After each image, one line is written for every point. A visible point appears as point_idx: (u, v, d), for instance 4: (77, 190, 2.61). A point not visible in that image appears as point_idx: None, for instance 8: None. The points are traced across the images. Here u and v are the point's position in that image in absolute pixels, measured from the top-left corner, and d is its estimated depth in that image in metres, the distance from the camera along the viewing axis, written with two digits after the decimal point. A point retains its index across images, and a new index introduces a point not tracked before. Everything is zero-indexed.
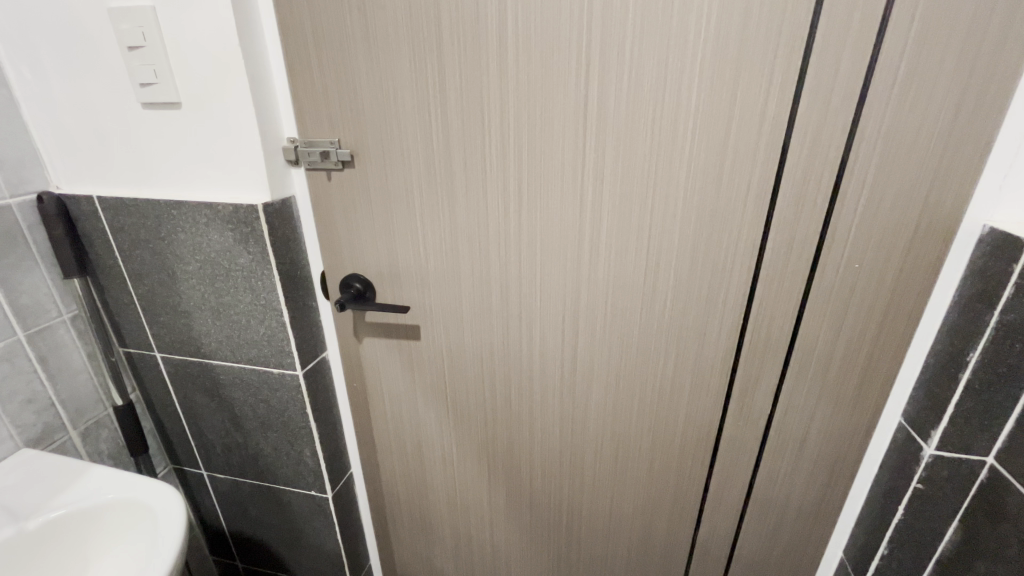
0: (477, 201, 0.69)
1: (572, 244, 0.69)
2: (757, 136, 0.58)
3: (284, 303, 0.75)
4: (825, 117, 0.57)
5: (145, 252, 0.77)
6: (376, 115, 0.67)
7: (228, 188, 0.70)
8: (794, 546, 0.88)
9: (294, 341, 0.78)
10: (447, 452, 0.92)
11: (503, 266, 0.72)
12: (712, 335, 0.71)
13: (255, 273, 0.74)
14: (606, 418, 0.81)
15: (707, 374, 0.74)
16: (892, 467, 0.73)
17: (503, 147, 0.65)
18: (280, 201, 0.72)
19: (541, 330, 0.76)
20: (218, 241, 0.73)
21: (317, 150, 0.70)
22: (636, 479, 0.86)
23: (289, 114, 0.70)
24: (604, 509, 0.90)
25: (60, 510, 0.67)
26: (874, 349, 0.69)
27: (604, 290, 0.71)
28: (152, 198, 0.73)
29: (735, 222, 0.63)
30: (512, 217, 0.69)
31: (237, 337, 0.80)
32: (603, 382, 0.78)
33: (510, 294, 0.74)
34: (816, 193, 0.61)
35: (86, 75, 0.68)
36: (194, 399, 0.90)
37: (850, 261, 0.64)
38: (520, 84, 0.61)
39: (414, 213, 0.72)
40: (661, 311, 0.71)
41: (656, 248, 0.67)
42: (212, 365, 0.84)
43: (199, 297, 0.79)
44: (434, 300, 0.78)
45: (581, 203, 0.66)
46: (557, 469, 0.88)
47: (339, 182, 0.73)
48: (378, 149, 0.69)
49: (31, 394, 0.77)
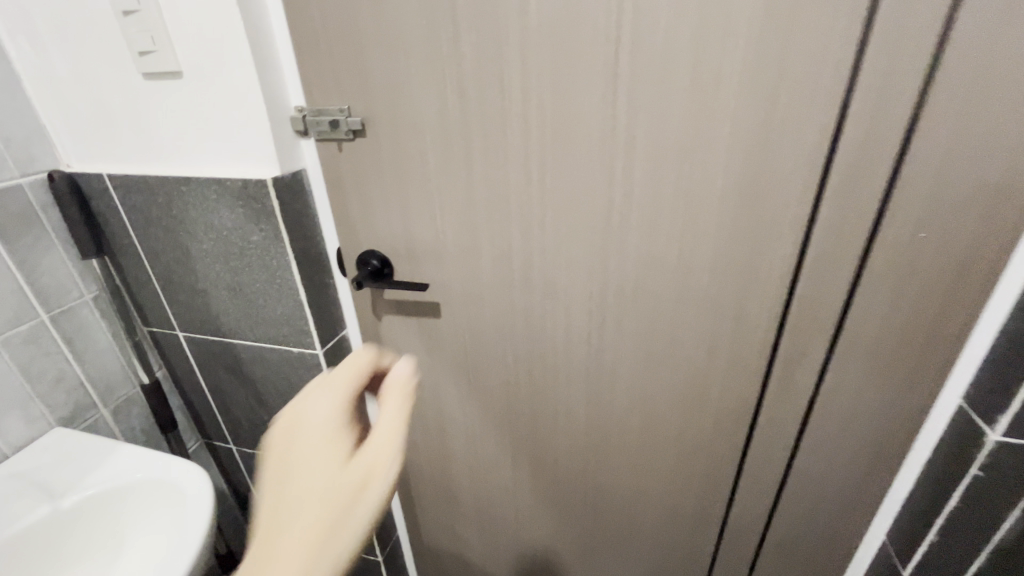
0: (497, 171, 0.64)
1: (600, 216, 0.64)
2: (813, 90, 0.51)
3: (300, 281, 0.73)
4: (896, 64, 0.49)
5: (158, 230, 0.76)
6: (387, 80, 0.62)
7: (236, 161, 0.67)
8: (834, 534, 0.83)
9: (312, 319, 0.76)
10: (470, 428, 0.91)
11: (525, 238, 0.68)
12: (752, 312, 0.66)
13: (270, 251, 0.71)
14: (634, 397, 0.78)
15: (744, 353, 0.69)
16: (947, 453, 0.68)
17: (525, 111, 0.60)
18: (290, 175, 0.68)
19: (565, 305, 0.73)
20: (229, 218, 0.70)
21: (326, 119, 0.66)
22: (665, 457, 0.83)
23: (295, 82, 0.65)
24: (630, 486, 0.88)
25: (90, 490, 0.68)
26: (935, 327, 0.62)
27: (633, 264, 0.66)
28: (160, 174, 0.71)
29: (782, 189, 0.57)
30: (535, 190, 0.64)
31: (255, 315, 0.79)
32: (631, 360, 0.75)
33: (533, 269, 0.71)
34: (880, 152, 0.53)
35: (84, 44, 0.64)
36: (219, 376, 0.90)
37: (914, 231, 0.57)
38: (543, 40, 0.55)
39: (431, 187, 0.68)
40: (695, 287, 0.66)
41: (692, 218, 0.61)
42: (233, 342, 0.84)
43: (214, 275, 0.77)
44: (453, 277, 0.75)
45: (611, 172, 0.61)
46: (583, 445, 0.86)
47: (351, 154, 0.69)
48: (389, 117, 0.64)
49: (60, 373, 0.78)
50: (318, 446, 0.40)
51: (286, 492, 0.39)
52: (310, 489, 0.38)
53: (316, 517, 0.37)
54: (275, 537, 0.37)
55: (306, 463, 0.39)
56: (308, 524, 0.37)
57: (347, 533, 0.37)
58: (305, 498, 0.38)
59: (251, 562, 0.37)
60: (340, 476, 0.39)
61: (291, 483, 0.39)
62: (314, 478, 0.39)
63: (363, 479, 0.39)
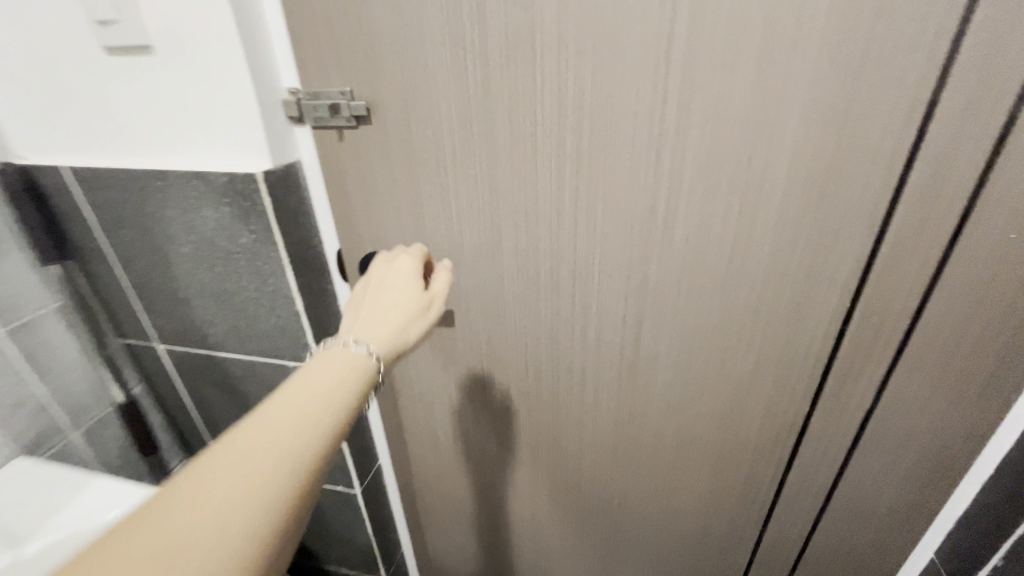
0: (524, 164, 0.56)
1: (643, 215, 0.57)
2: (901, 70, 0.44)
3: (297, 288, 0.65)
4: (1004, 39, 0.42)
5: (130, 231, 0.66)
6: (397, 57, 0.53)
7: (221, 152, 0.58)
8: (877, 552, 0.78)
9: (311, 330, 0.68)
10: (485, 443, 0.84)
11: (554, 239, 0.61)
12: (808, 321, 0.59)
13: (262, 254, 0.62)
14: (670, 411, 0.72)
15: (795, 365, 0.63)
16: (1015, 469, 0.63)
17: (559, 95, 0.52)
18: (284, 168, 0.60)
19: (597, 313, 0.65)
20: (213, 217, 0.61)
21: (324, 103, 0.57)
22: (699, 474, 0.77)
23: (287, 59, 0.56)
24: (659, 503, 0.82)
25: (54, 534, 0.60)
26: (1012, 338, 0.56)
27: (677, 267, 0.59)
28: (131, 166, 0.61)
29: (854, 185, 0.50)
30: (568, 186, 0.57)
31: (245, 326, 0.70)
32: (668, 372, 0.68)
33: (562, 274, 0.63)
34: (973, 143, 0.46)
35: (32, 12, 0.54)
36: (205, 392, 0.81)
37: (1003, 233, 0.50)
38: (584, 11, 0.47)
39: (447, 182, 0.60)
40: (745, 293, 0.59)
41: (748, 218, 0.54)
42: (220, 356, 0.75)
43: (197, 282, 0.68)
44: (471, 282, 0.67)
45: (658, 166, 0.53)
46: (611, 460, 0.80)
47: (353, 143, 0.60)
48: (400, 101, 0.56)
49: (21, 396, 0.70)
50: (405, 278, 0.53)
51: (374, 303, 0.50)
52: (399, 304, 0.50)
53: (392, 316, 0.49)
54: (363, 325, 0.47)
55: (394, 289, 0.52)
56: (386, 322, 0.48)
57: (410, 336, 0.49)
58: (391, 305, 0.50)
59: (340, 339, 0.45)
60: (415, 300, 0.52)
61: (382, 293, 0.52)
62: (401, 296, 0.51)
63: (422, 302, 0.52)
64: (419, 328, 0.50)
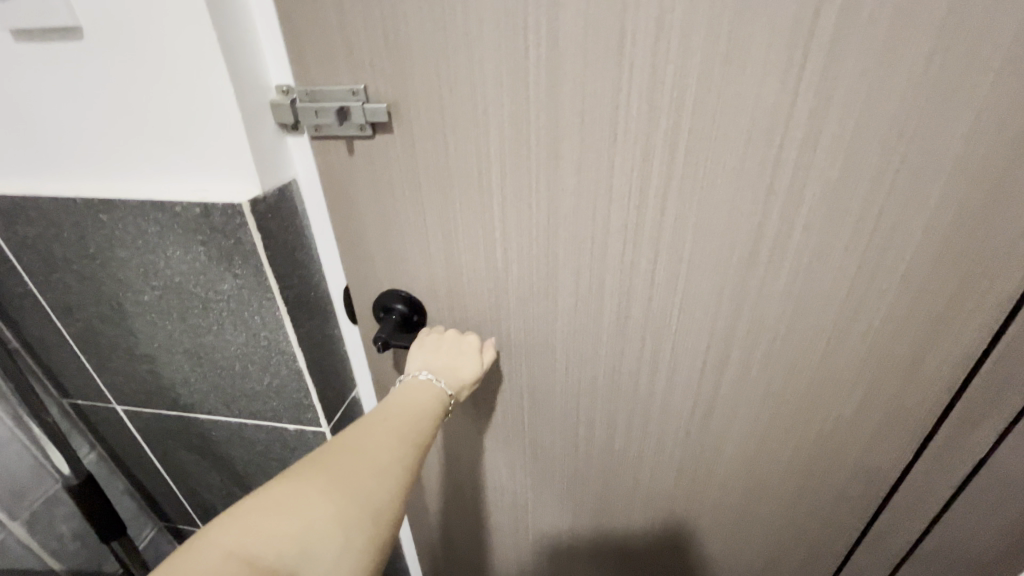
0: (596, 186, 0.44)
1: (743, 247, 0.45)
2: None
3: (297, 342, 0.51)
4: None
5: (69, 275, 0.51)
6: (432, 48, 0.40)
7: (189, 175, 0.44)
8: None
9: (315, 389, 0.55)
10: (522, 490, 0.74)
11: (625, 274, 0.49)
12: (927, 366, 0.50)
13: (250, 303, 0.49)
14: (743, 458, 0.62)
15: (901, 411, 0.54)
16: None
17: (651, 99, 0.39)
18: (277, 192, 0.45)
19: (669, 357, 0.55)
20: (183, 259, 0.47)
21: (330, 108, 0.42)
22: (768, 518, 0.69)
23: (276, 48, 0.42)
24: (718, 548, 0.74)
25: None
26: None
27: (776, 307, 0.49)
28: (63, 194, 0.46)
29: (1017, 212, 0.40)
30: (651, 212, 0.45)
31: (228, 387, 0.56)
32: (748, 419, 0.58)
33: (631, 314, 0.52)
34: None
35: None
36: (180, 457, 0.67)
37: None
38: None
39: (491, 208, 0.47)
40: (856, 335, 0.49)
41: (877, 250, 0.44)
42: (197, 419, 0.60)
43: (163, 337, 0.53)
44: (515, 323, 0.55)
45: (772, 188, 0.42)
46: (667, 508, 0.71)
47: (368, 159, 0.46)
48: (432, 106, 0.42)
49: None
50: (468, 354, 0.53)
51: (444, 347, 0.53)
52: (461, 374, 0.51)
53: (462, 372, 0.51)
54: (438, 367, 0.50)
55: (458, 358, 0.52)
56: (456, 373, 0.51)
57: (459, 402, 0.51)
58: (455, 370, 0.51)
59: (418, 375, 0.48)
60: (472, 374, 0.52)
61: (451, 349, 0.53)
62: (464, 366, 0.52)
63: (481, 369, 0.53)
64: (467, 392, 0.52)
